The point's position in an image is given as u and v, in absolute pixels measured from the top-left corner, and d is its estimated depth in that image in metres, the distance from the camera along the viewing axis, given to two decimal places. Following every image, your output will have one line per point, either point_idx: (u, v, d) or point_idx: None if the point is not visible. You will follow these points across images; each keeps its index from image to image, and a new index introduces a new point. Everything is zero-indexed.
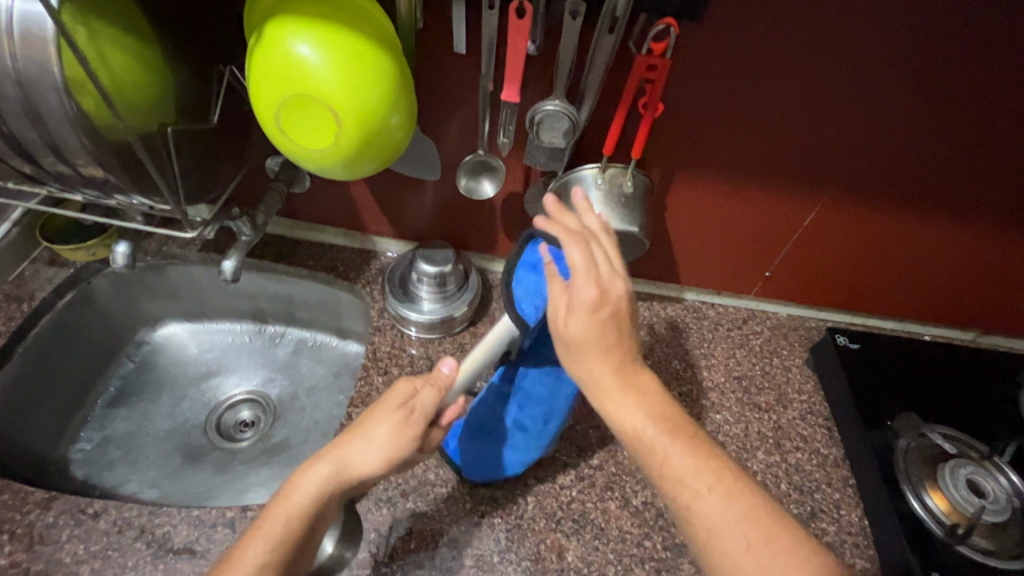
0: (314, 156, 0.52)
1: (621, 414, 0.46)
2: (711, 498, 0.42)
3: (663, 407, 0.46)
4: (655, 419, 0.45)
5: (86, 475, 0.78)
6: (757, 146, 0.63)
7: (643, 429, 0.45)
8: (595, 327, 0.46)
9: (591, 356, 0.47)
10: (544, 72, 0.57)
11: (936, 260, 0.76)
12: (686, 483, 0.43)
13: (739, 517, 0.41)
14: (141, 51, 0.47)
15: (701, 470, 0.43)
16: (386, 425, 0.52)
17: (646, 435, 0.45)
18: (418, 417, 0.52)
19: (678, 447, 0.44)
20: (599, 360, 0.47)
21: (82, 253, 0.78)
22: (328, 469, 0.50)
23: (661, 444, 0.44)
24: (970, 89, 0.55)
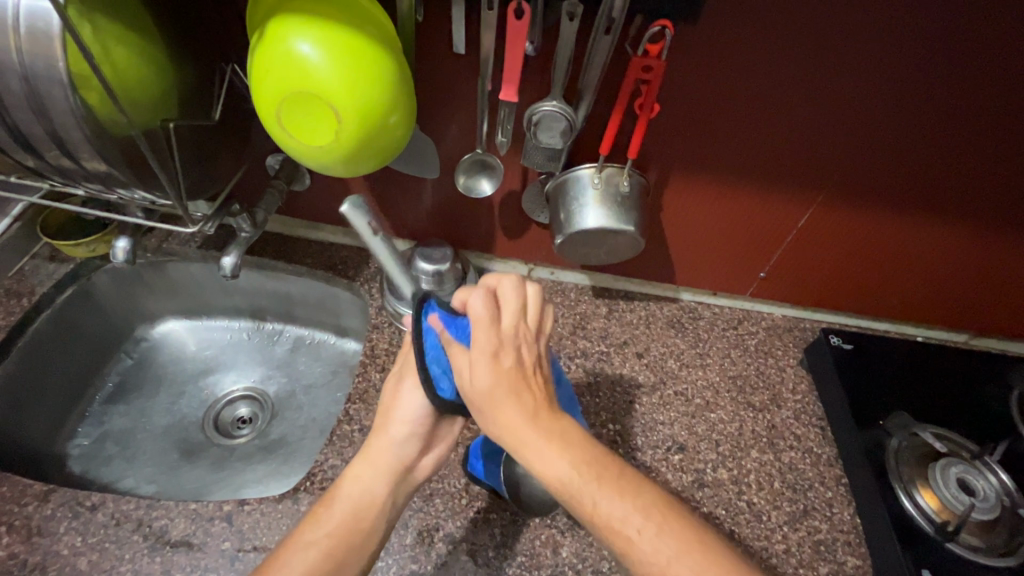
0: (314, 153, 0.53)
1: (546, 458, 0.43)
2: (645, 537, 0.41)
3: (585, 447, 0.44)
4: (578, 464, 0.43)
5: (84, 470, 0.78)
6: (751, 148, 0.64)
7: (568, 472, 0.43)
8: (492, 391, 0.45)
9: (501, 405, 0.45)
10: (541, 72, 0.58)
11: (928, 262, 0.77)
12: (622, 527, 0.41)
13: (672, 555, 0.40)
14: (144, 49, 0.48)
15: (630, 514, 0.41)
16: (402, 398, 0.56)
17: (569, 483, 0.43)
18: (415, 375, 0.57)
19: (606, 490, 0.42)
20: (514, 409, 0.45)
21: (82, 249, 0.78)
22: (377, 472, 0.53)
23: (588, 489, 0.42)
24: (959, 92, 0.56)
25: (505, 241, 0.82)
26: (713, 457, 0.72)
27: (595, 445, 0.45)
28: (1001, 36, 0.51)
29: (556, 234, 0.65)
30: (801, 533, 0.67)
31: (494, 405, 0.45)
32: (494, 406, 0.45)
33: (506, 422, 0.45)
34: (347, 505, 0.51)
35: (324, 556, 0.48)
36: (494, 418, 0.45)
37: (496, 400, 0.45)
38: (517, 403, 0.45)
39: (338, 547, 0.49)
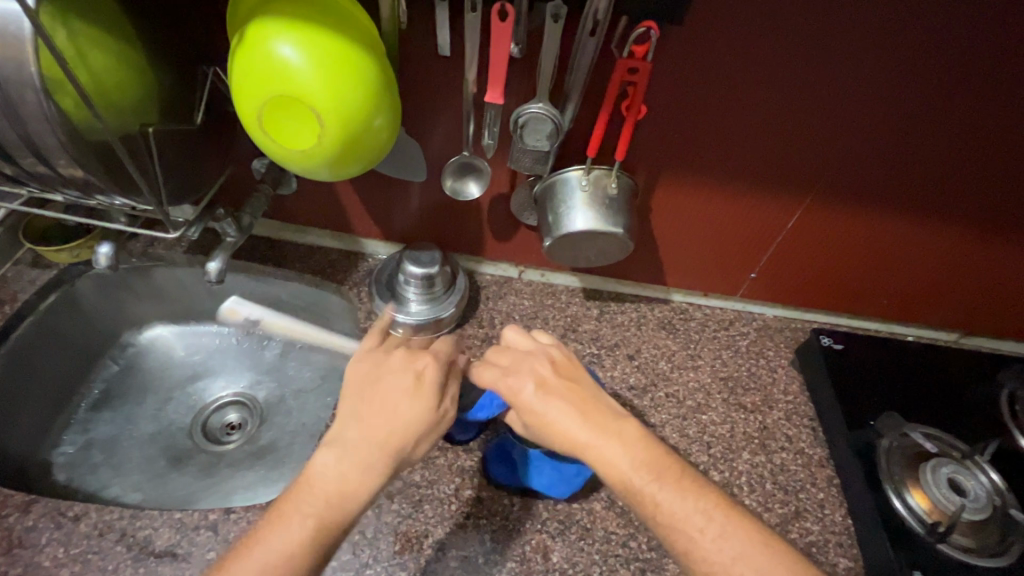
0: (296, 156, 0.52)
1: (608, 463, 0.49)
2: (709, 533, 0.45)
3: (642, 450, 0.50)
4: (638, 464, 0.48)
5: (69, 479, 0.77)
6: (740, 150, 0.64)
7: (630, 475, 0.48)
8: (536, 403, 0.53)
9: (549, 414, 0.52)
10: (527, 75, 0.57)
11: (917, 261, 0.77)
12: (690, 521, 0.46)
13: (737, 550, 0.44)
14: (121, 52, 0.47)
15: (694, 512, 0.46)
16: (400, 402, 0.51)
17: (633, 486, 0.48)
18: (432, 385, 0.53)
19: (667, 489, 0.47)
20: (570, 427, 0.51)
21: (65, 254, 0.79)
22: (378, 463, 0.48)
23: (651, 489, 0.47)
24: (946, 92, 0.56)
25: (495, 244, 0.81)
26: (705, 458, 0.72)
27: (651, 444, 0.50)
28: (986, 36, 0.51)
29: (544, 237, 0.64)
30: (793, 535, 0.67)
31: (552, 428, 0.52)
32: (552, 429, 0.52)
33: (569, 440, 0.51)
34: (328, 489, 0.45)
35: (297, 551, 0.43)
36: (545, 428, 0.52)
37: (552, 423, 0.52)
38: (573, 421, 0.51)
39: (317, 543, 0.43)
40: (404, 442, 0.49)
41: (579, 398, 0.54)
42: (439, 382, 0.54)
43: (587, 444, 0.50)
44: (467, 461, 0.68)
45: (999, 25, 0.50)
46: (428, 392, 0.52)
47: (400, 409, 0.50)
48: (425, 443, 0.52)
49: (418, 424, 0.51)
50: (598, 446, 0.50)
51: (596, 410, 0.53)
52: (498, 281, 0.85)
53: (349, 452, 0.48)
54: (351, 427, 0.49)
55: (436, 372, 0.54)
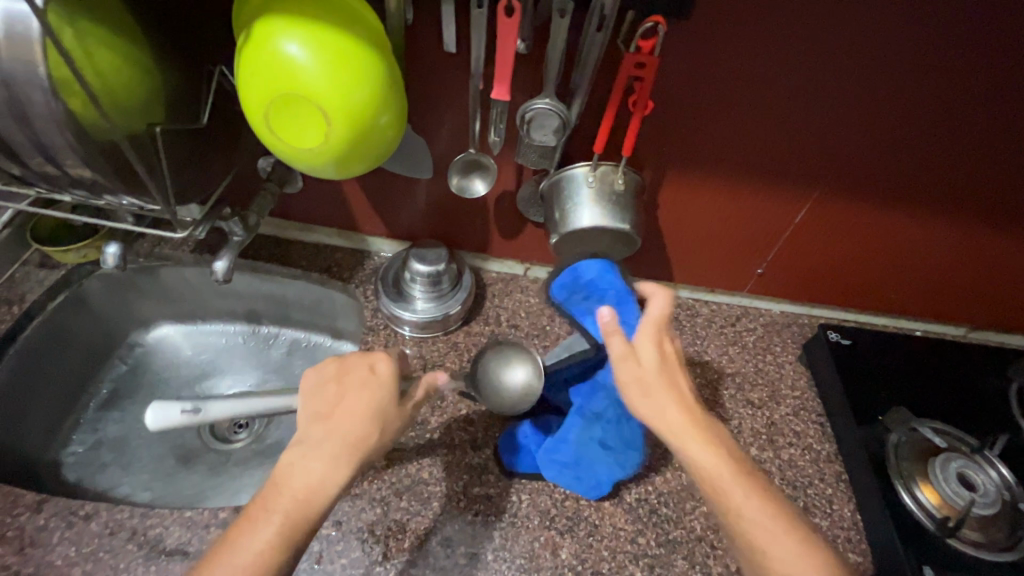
0: (304, 155, 0.52)
1: (729, 496, 0.47)
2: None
3: (764, 492, 0.48)
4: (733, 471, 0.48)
5: (79, 478, 0.78)
6: (747, 145, 0.64)
7: (750, 513, 0.47)
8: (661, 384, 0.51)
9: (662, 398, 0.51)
10: (533, 71, 0.57)
11: (926, 256, 0.76)
12: (799, 572, 0.45)
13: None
14: (128, 52, 0.47)
15: (808, 564, 0.45)
16: (359, 402, 0.50)
17: (752, 524, 0.46)
18: (388, 383, 0.52)
19: (781, 536, 0.46)
20: (701, 451, 0.49)
21: (72, 255, 0.77)
22: (338, 461, 0.47)
23: (771, 531, 0.46)
24: (959, 85, 0.56)
25: (500, 241, 0.81)
26: None
27: (769, 487, 0.49)
28: (1000, 27, 0.51)
29: (551, 233, 0.64)
30: None
31: (679, 441, 0.49)
32: (679, 446, 0.49)
33: (699, 458, 0.49)
34: (296, 487, 0.45)
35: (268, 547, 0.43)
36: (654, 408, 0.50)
37: (686, 444, 0.49)
38: (706, 445, 0.49)
39: (288, 539, 0.44)
40: (362, 441, 0.48)
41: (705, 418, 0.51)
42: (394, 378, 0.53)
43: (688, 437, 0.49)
44: (475, 458, 0.68)
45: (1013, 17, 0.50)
46: (385, 390, 0.52)
47: (355, 411, 0.49)
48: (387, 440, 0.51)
49: (377, 424, 0.50)
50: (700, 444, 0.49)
51: (728, 441, 0.51)
52: (504, 279, 0.85)
53: (312, 449, 0.47)
54: (313, 428, 0.49)
55: (390, 369, 0.53)
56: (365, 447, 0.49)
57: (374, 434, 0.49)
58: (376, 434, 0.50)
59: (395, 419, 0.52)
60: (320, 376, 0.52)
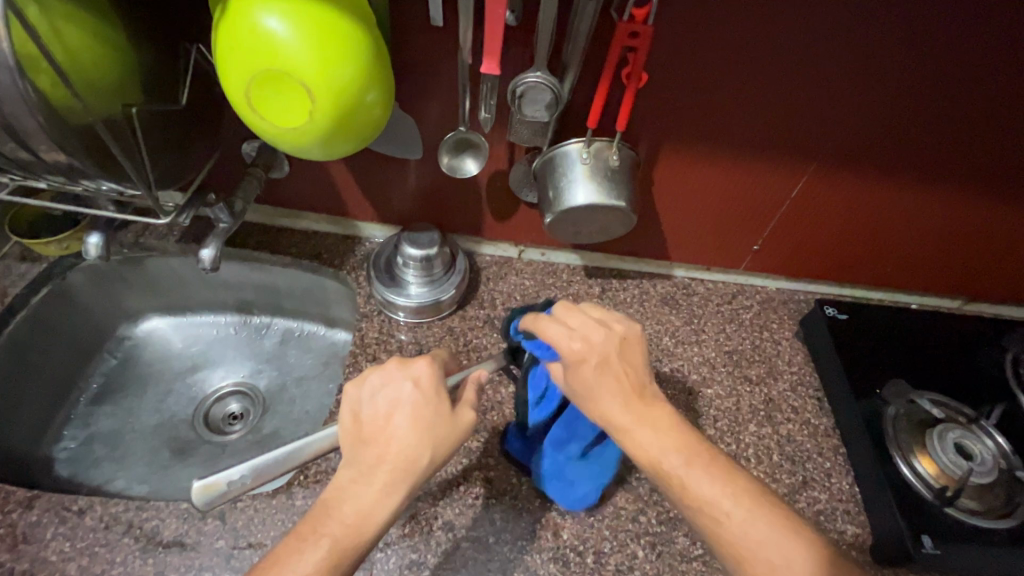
0: (287, 134, 0.50)
1: (642, 447, 0.48)
2: (735, 517, 0.44)
3: (677, 436, 0.49)
4: (674, 450, 0.48)
5: (72, 474, 0.77)
6: (743, 118, 0.62)
7: (671, 461, 0.47)
8: (598, 370, 0.51)
9: (591, 386, 0.51)
10: (524, 43, 0.55)
11: (922, 229, 0.76)
12: (713, 506, 0.45)
13: (770, 534, 0.44)
14: (99, 29, 0.45)
15: (721, 497, 0.45)
16: (404, 421, 0.48)
17: (674, 472, 0.47)
18: (434, 394, 0.50)
19: (698, 473, 0.46)
20: (614, 410, 0.50)
21: (53, 247, 0.74)
22: (388, 486, 0.46)
23: (685, 469, 0.47)
24: (960, 52, 0.54)
25: (493, 223, 0.80)
26: (712, 432, 0.71)
27: (686, 430, 0.50)
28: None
29: (545, 213, 0.63)
30: (800, 504, 0.67)
31: (591, 398, 0.51)
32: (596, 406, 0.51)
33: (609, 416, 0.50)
34: (346, 513, 0.45)
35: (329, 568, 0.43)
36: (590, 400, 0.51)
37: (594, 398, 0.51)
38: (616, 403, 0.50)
39: (336, 568, 0.43)
40: (415, 462, 0.47)
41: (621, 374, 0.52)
42: (439, 386, 0.50)
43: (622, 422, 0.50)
44: (472, 442, 0.68)
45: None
46: (433, 403, 0.49)
47: (404, 427, 0.48)
48: (444, 453, 0.49)
49: (429, 442, 0.48)
50: (638, 425, 0.49)
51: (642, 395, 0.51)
52: (498, 262, 0.84)
53: (364, 474, 0.46)
54: (361, 452, 0.48)
55: (433, 378, 0.51)
56: (418, 469, 0.47)
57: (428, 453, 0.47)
58: (429, 454, 0.48)
59: (449, 430, 0.49)
60: (361, 391, 0.50)
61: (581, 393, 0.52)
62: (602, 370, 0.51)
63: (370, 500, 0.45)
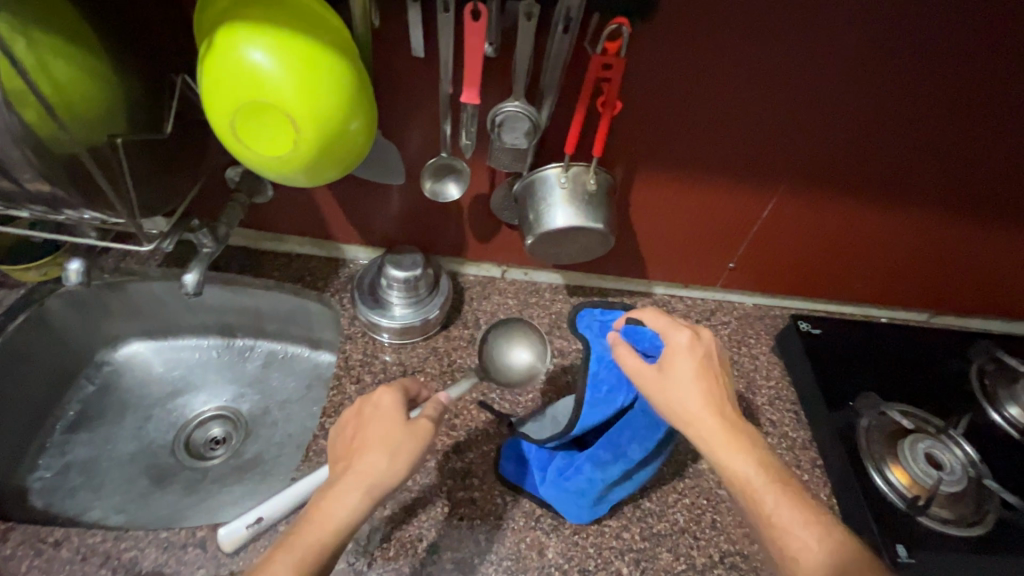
0: (272, 162, 0.51)
1: (732, 463, 0.49)
2: (819, 549, 0.45)
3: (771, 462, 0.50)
4: (765, 474, 0.49)
5: (47, 505, 0.75)
6: (716, 143, 0.65)
7: (754, 477, 0.48)
8: (700, 382, 0.52)
9: (691, 397, 0.52)
10: (502, 74, 0.58)
11: (889, 247, 0.79)
12: (795, 538, 0.46)
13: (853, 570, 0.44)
14: (86, 62, 0.46)
15: (809, 527, 0.46)
16: (368, 435, 0.52)
17: (755, 486, 0.48)
18: (393, 409, 0.54)
19: (786, 502, 0.47)
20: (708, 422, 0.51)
21: (33, 273, 0.72)
22: (346, 487, 0.48)
23: (770, 494, 0.48)
24: (914, 82, 0.58)
25: (476, 245, 0.81)
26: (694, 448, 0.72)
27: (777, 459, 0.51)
28: (957, 16, 0.52)
29: (526, 235, 0.64)
30: None
31: (686, 405, 0.52)
32: (692, 417, 0.51)
33: (696, 420, 0.51)
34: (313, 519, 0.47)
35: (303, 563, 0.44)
36: (687, 409, 0.51)
37: (690, 409, 0.51)
38: (708, 409, 0.51)
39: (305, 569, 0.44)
40: (370, 469, 0.49)
41: (716, 381, 0.53)
42: (399, 404, 0.55)
43: (718, 436, 0.50)
44: (457, 462, 0.68)
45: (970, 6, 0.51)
46: (393, 417, 0.53)
47: (365, 441, 0.51)
48: (404, 463, 0.50)
49: (384, 450, 0.50)
50: (733, 444, 0.50)
51: (732, 410, 0.53)
52: (481, 282, 0.86)
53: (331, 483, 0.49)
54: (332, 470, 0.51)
55: (393, 399, 0.55)
56: (374, 474, 0.49)
57: (383, 461, 0.49)
58: (384, 461, 0.49)
59: (404, 439, 0.51)
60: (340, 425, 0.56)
61: (676, 403, 0.52)
62: (704, 384, 0.52)
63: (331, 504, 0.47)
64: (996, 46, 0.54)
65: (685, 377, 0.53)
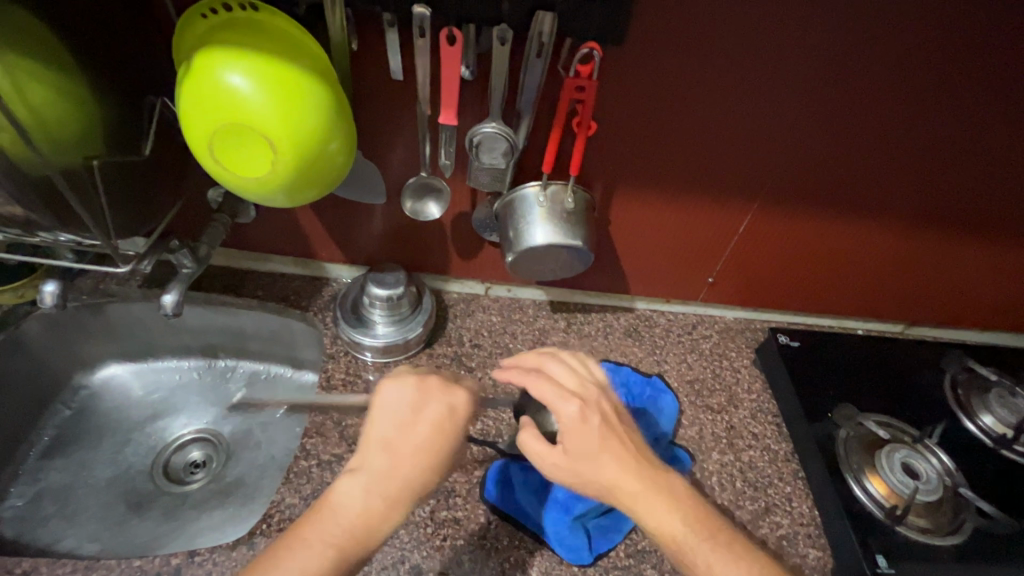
0: (250, 183, 0.52)
1: (657, 520, 0.52)
2: None
3: (687, 506, 0.53)
4: (686, 522, 0.52)
5: (17, 534, 0.73)
6: (690, 162, 0.67)
7: (677, 531, 0.51)
8: (600, 441, 0.55)
9: (602, 460, 0.54)
10: (480, 96, 0.59)
11: (862, 261, 0.81)
12: None
13: None
14: (61, 85, 0.46)
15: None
16: (424, 446, 0.52)
17: (686, 541, 0.51)
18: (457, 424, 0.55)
19: (717, 552, 0.51)
20: (623, 481, 0.53)
21: (7, 296, 0.71)
22: (399, 497, 0.50)
23: (699, 546, 0.51)
24: (876, 103, 0.60)
25: (458, 262, 0.82)
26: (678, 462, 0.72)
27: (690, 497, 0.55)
28: (913, 41, 0.55)
29: (506, 252, 0.65)
30: (764, 530, 0.68)
31: (600, 471, 0.53)
32: (605, 481, 0.53)
33: (611, 483, 0.53)
34: (351, 513, 0.48)
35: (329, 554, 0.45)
36: (599, 474, 0.53)
37: (598, 475, 0.53)
38: (619, 471, 0.54)
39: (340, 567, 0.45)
40: (394, 477, 0.50)
41: (612, 449, 0.55)
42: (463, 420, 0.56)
43: (636, 496, 0.53)
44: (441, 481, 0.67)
45: (926, 31, 0.54)
46: (451, 433, 0.54)
47: (421, 447, 0.52)
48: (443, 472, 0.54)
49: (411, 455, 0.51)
50: (650, 500, 0.53)
51: (640, 458, 0.56)
52: (464, 299, 0.86)
53: (377, 477, 0.50)
54: (378, 456, 0.51)
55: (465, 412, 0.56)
56: (399, 481, 0.50)
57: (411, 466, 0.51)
58: (409, 470, 0.51)
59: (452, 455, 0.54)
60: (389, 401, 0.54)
61: (581, 472, 0.54)
62: (604, 444, 0.55)
63: (379, 504, 0.49)
64: (952, 69, 0.57)
65: (588, 442, 0.55)
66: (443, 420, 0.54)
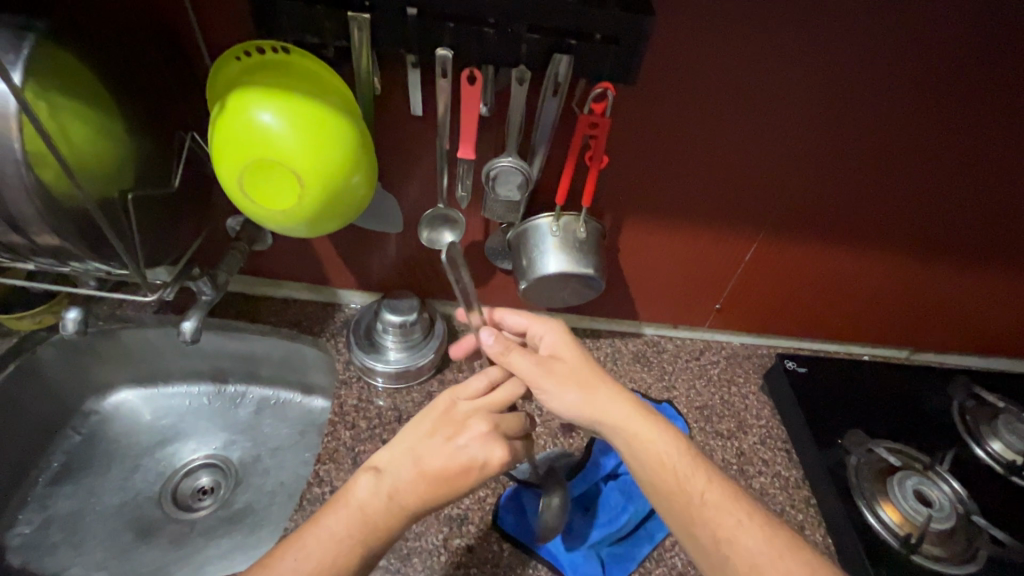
0: (277, 216, 0.54)
1: (645, 443, 0.53)
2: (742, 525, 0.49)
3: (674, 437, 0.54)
4: (674, 448, 0.53)
5: (25, 562, 0.73)
6: (697, 191, 0.69)
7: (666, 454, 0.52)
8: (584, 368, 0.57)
9: (587, 380, 0.56)
10: (496, 131, 0.61)
11: (866, 287, 0.83)
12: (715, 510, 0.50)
13: (780, 547, 0.49)
14: (102, 123, 0.49)
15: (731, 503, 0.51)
16: (440, 472, 0.50)
17: (678, 471, 0.51)
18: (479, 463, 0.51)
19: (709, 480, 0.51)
20: (611, 402, 0.55)
21: (27, 321, 0.72)
22: (404, 510, 0.49)
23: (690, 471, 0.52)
24: (875, 134, 0.63)
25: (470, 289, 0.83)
26: None
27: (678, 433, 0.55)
28: (908, 77, 0.57)
29: (520, 280, 0.67)
30: None
31: (586, 392, 0.55)
32: (591, 400, 0.55)
33: (598, 402, 0.55)
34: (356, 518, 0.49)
35: (346, 551, 0.48)
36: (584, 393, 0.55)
37: (585, 394, 0.55)
38: (606, 391, 0.56)
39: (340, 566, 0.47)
40: (405, 493, 0.50)
41: (591, 381, 0.56)
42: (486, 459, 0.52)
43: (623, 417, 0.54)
44: (454, 509, 0.67)
45: (920, 68, 0.56)
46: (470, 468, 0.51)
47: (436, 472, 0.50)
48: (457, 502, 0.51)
49: (426, 477, 0.50)
50: (639, 422, 0.54)
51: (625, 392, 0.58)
52: None
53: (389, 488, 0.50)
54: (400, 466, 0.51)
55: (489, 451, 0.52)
56: (408, 500, 0.49)
57: (423, 486, 0.50)
58: (421, 489, 0.50)
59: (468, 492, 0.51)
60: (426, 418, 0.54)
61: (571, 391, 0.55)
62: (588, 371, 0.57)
63: (386, 516, 0.49)
64: (947, 103, 0.59)
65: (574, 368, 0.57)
66: (463, 454, 0.51)
